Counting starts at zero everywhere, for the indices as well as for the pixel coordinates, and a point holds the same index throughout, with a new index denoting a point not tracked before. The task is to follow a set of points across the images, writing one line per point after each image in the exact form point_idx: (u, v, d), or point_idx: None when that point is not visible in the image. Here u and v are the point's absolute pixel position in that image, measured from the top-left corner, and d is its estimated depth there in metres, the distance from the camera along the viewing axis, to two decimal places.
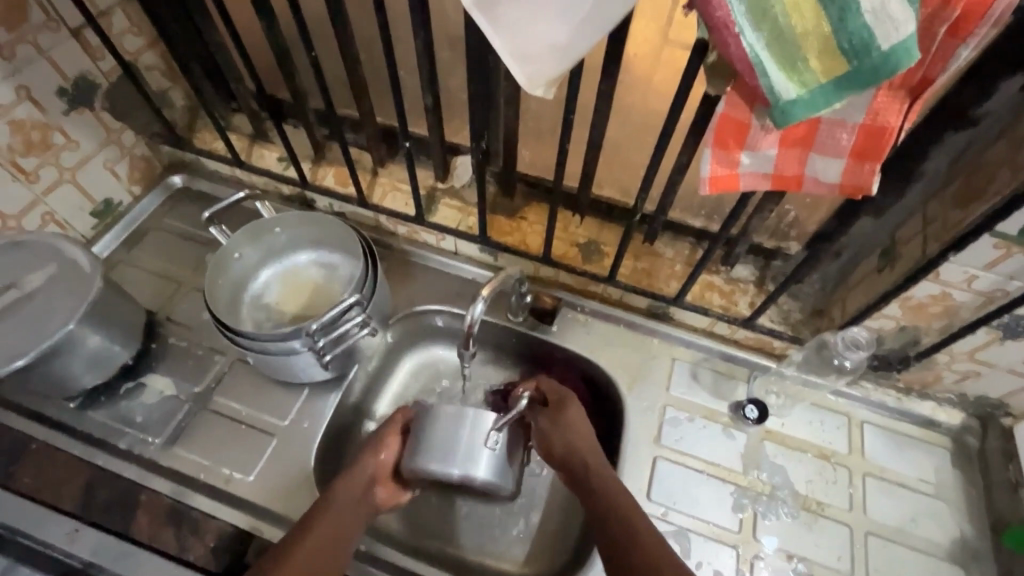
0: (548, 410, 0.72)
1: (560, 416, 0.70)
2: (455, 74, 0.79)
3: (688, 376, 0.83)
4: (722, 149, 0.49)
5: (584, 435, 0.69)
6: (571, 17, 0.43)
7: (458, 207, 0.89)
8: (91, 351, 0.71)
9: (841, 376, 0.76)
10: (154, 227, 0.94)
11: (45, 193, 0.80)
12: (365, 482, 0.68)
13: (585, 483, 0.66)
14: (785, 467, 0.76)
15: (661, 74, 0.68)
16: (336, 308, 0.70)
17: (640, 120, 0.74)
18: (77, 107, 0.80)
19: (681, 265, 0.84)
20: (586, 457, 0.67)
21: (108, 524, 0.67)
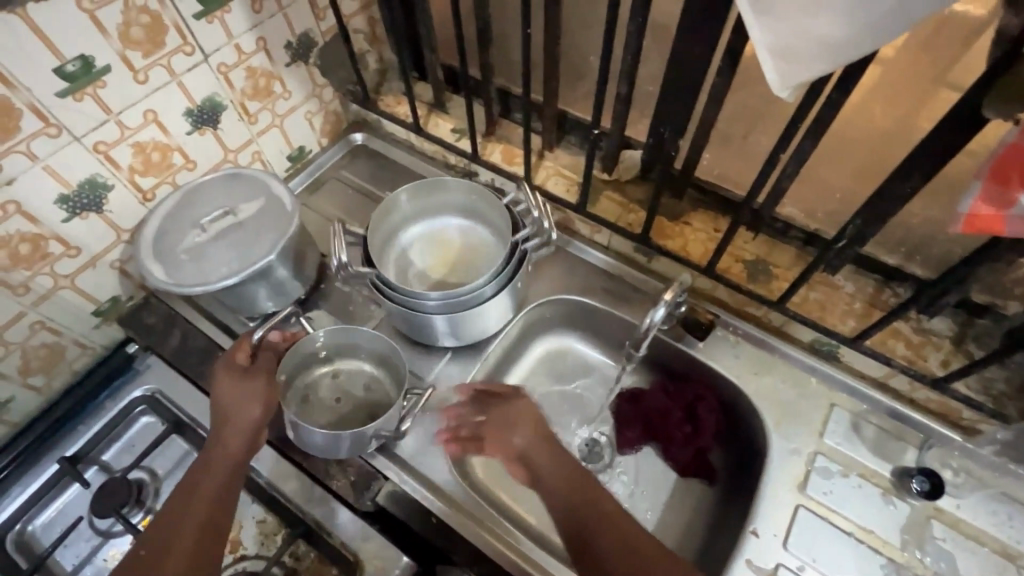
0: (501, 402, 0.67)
1: (504, 407, 0.66)
2: (650, 66, 0.77)
3: (847, 426, 0.75)
4: (999, 183, 0.42)
5: (542, 429, 0.64)
6: (860, 21, 0.39)
7: (619, 202, 0.87)
8: (278, 280, 0.78)
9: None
10: (333, 178, 1.02)
11: (259, 134, 0.89)
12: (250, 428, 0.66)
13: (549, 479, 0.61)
14: (954, 555, 0.66)
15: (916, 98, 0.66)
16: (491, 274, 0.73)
17: (880, 128, 0.69)
18: (297, 60, 0.88)
19: (862, 304, 0.75)
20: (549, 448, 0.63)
21: (270, 436, 0.74)
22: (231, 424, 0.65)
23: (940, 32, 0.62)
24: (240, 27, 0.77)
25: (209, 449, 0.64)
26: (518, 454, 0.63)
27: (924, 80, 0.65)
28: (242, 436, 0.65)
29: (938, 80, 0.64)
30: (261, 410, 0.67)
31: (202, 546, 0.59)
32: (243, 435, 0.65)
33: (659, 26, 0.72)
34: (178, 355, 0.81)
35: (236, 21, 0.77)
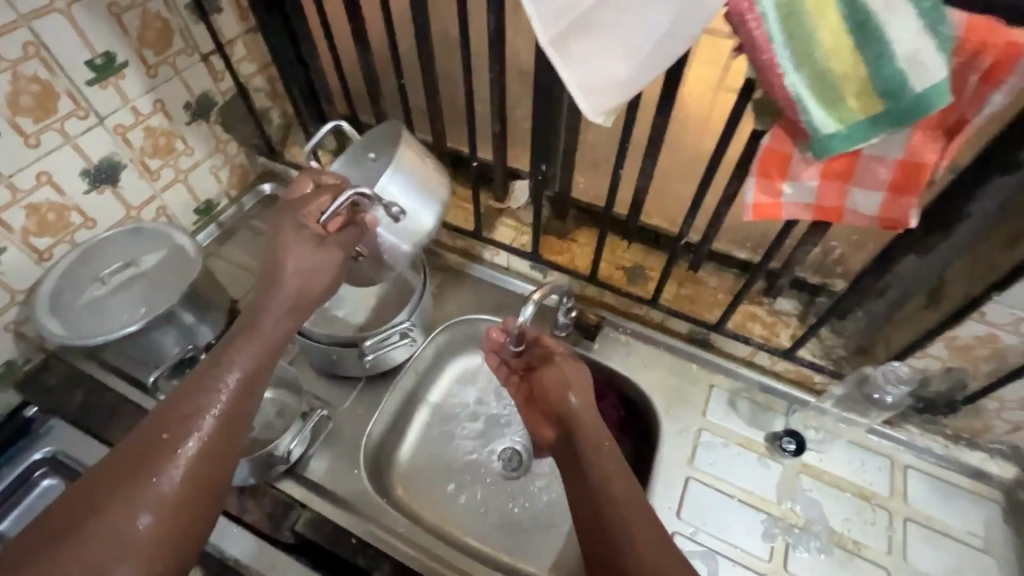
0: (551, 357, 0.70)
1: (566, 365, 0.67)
2: (521, 106, 0.88)
3: (725, 403, 0.84)
4: (765, 178, 0.53)
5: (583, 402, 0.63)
6: (636, 55, 0.49)
7: (513, 226, 0.96)
8: (185, 325, 0.80)
9: (879, 413, 0.75)
10: (243, 227, 1.06)
11: (162, 189, 0.92)
12: (303, 279, 0.60)
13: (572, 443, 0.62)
14: (821, 502, 0.75)
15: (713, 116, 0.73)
16: (384, 332, 0.78)
17: (697, 136, 0.77)
18: (197, 119, 0.93)
19: (723, 294, 0.87)
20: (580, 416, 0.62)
21: None
22: (285, 280, 0.59)
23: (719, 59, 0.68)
24: (135, 91, 0.82)
25: (254, 318, 0.58)
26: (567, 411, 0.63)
27: (712, 84, 0.70)
28: (275, 302, 0.59)
29: (719, 87, 0.70)
30: (318, 263, 0.61)
31: (212, 455, 0.52)
32: (296, 285, 0.60)
33: (522, 72, 0.84)
34: (83, 413, 0.80)
35: (131, 85, 0.81)
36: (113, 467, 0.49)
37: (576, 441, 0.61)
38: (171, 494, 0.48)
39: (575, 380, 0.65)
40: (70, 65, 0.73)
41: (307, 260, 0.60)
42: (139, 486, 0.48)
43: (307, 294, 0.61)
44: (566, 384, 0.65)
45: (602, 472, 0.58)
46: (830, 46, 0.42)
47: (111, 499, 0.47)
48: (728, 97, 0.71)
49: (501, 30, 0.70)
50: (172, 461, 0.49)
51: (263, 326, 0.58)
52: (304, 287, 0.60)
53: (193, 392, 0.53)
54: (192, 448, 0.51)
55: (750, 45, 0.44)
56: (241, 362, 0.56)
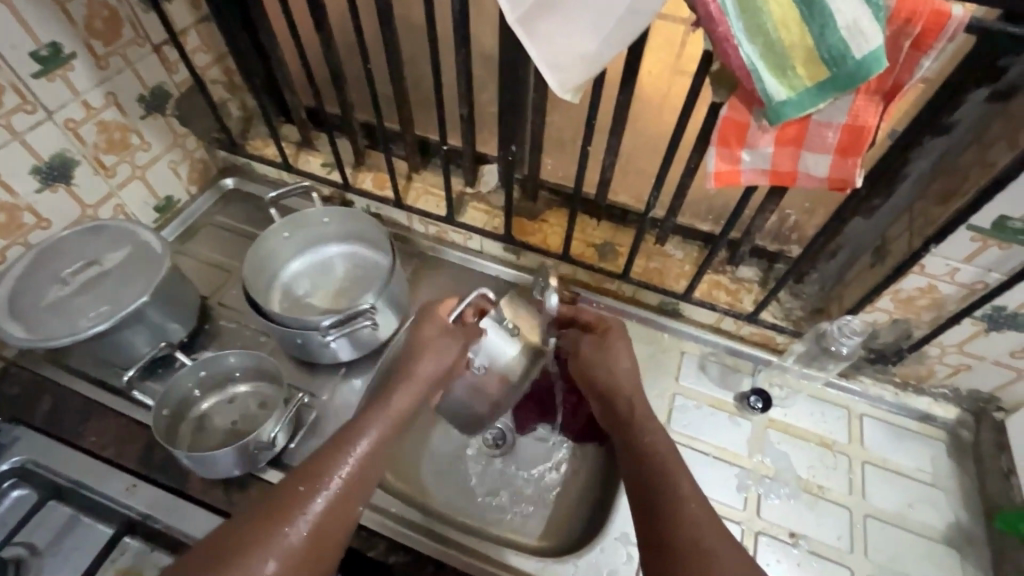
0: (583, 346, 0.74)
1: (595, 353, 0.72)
2: (487, 90, 0.89)
3: (696, 367, 0.89)
4: (725, 147, 0.57)
5: (626, 380, 0.69)
6: (599, 32, 0.51)
7: (485, 210, 0.97)
8: (154, 323, 0.78)
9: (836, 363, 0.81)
10: (207, 224, 1.03)
11: (119, 187, 0.89)
12: (426, 382, 0.65)
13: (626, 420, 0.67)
14: (788, 453, 0.81)
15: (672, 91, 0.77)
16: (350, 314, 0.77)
17: (657, 114, 0.80)
18: (152, 113, 0.90)
19: (690, 265, 0.91)
20: (626, 399, 0.68)
21: (163, 480, 0.73)
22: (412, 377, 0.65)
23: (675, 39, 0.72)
24: (85, 83, 0.79)
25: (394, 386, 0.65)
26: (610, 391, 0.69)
27: (667, 66, 0.75)
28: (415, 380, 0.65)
29: (674, 70, 0.75)
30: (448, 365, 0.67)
31: (329, 530, 0.54)
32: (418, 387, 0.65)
33: (486, 56, 0.85)
34: (50, 420, 0.77)
35: (80, 78, 0.78)
36: (255, 515, 0.53)
37: (622, 411, 0.67)
38: (300, 543, 0.52)
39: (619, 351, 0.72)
40: (14, 57, 0.70)
41: (434, 365, 0.66)
42: (271, 541, 0.51)
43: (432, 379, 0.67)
44: (617, 362, 0.71)
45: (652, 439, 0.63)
46: (779, 19, 0.45)
47: (241, 549, 0.50)
48: (684, 78, 0.75)
49: (465, 12, 0.71)
50: (299, 520, 0.53)
51: (396, 398, 0.64)
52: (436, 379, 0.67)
53: (332, 456, 0.58)
54: (320, 518, 0.54)
55: (706, 19, 0.46)
56: (374, 442, 0.61)
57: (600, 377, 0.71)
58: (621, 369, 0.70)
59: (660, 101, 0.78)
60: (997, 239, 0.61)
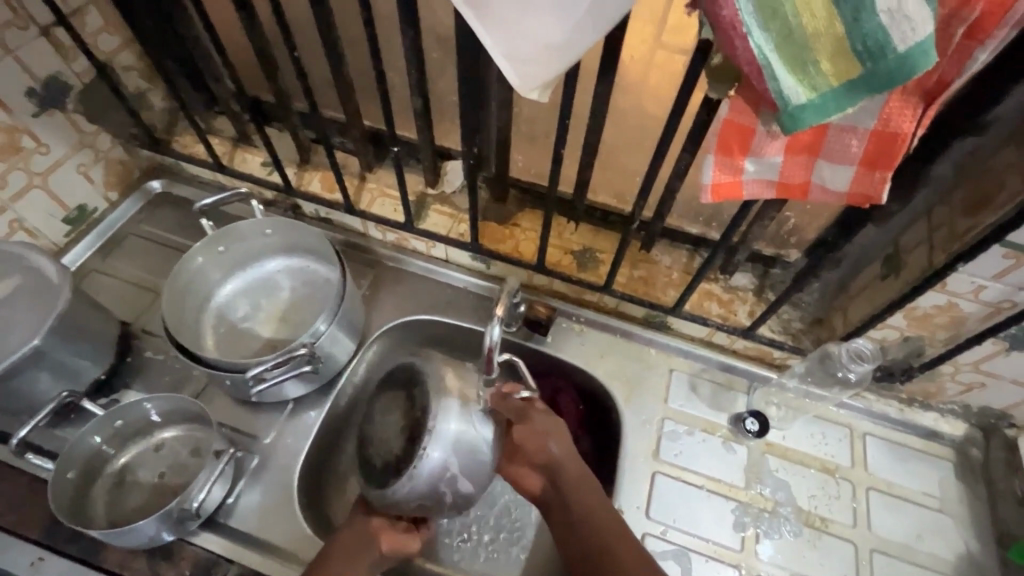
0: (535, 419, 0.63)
1: (546, 424, 0.63)
2: (445, 77, 0.77)
3: (686, 388, 0.80)
4: (726, 156, 0.46)
5: (568, 452, 0.63)
6: (567, 15, 0.40)
7: (449, 214, 0.86)
8: (58, 364, 0.67)
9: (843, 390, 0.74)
10: (131, 234, 0.90)
11: (13, 199, 0.76)
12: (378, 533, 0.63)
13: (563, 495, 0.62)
14: (787, 482, 0.74)
15: (658, 76, 0.66)
16: (280, 355, 0.66)
17: (640, 100, 0.69)
18: (47, 109, 0.76)
19: (678, 273, 0.82)
20: (571, 471, 0.62)
21: (75, 551, 0.62)
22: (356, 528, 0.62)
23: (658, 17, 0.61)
24: None
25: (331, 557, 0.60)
26: (552, 463, 0.62)
27: (649, 36, 0.63)
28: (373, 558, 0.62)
29: (655, 43, 0.63)
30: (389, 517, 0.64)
31: None
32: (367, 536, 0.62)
33: (442, 37, 0.73)
34: None
35: None
36: None
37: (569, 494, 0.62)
38: None
39: (556, 426, 0.64)
40: None
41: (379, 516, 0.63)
42: None
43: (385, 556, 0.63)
44: (554, 440, 0.63)
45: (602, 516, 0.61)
46: None
47: None
48: (669, 53, 0.64)
49: None
50: None
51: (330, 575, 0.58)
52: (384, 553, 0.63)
53: None
54: None
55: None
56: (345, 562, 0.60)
57: (537, 450, 0.63)
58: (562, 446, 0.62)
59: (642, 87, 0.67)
60: None
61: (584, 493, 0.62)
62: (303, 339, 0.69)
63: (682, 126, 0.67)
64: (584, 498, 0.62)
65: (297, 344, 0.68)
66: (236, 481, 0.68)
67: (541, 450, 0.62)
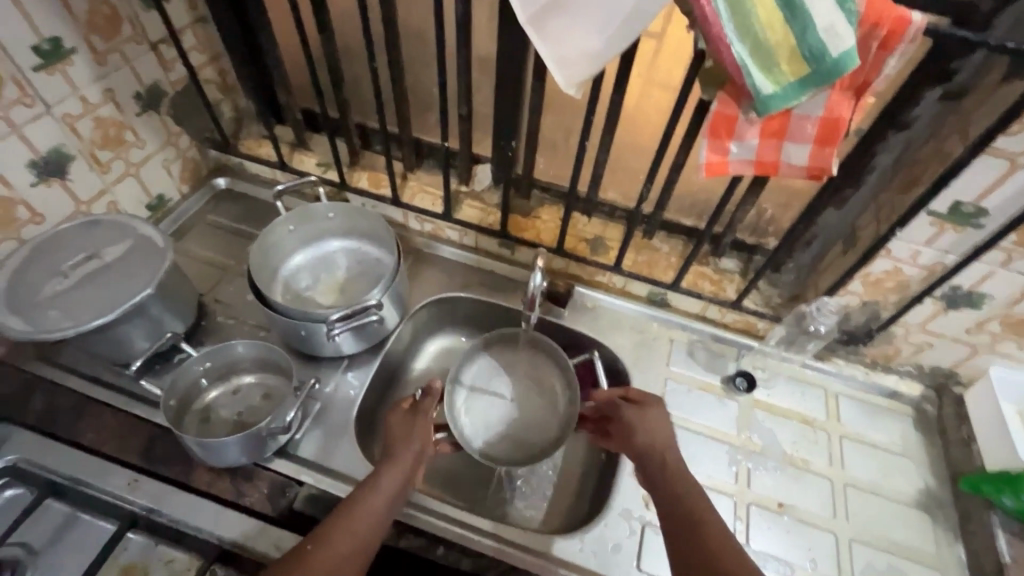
0: (624, 407, 0.73)
1: (636, 413, 0.71)
2: (483, 91, 0.93)
3: (685, 355, 0.94)
4: (716, 139, 0.62)
5: (661, 435, 0.69)
6: (604, 31, 0.55)
7: (480, 207, 1.00)
8: (154, 317, 0.78)
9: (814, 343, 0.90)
10: (200, 223, 1.03)
11: (113, 183, 0.88)
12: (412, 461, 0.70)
13: (655, 478, 0.67)
14: (773, 430, 0.86)
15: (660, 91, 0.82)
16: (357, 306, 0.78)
17: (647, 120, 0.86)
18: (148, 110, 0.90)
19: (677, 258, 0.96)
20: (665, 450, 0.68)
21: (167, 473, 0.72)
22: (402, 457, 0.69)
23: (652, 49, 0.77)
24: (83, 78, 0.78)
25: (377, 477, 0.67)
26: (642, 449, 0.69)
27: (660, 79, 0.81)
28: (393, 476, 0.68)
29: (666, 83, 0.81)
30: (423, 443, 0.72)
31: None
32: (406, 466, 0.69)
33: (483, 59, 0.89)
34: (42, 417, 0.75)
35: (79, 73, 0.78)
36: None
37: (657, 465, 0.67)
38: None
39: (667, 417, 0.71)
40: (15, 50, 0.69)
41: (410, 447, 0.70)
42: None
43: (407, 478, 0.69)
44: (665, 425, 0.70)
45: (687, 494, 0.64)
46: (766, 20, 0.51)
47: None
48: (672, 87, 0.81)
49: (467, 16, 0.75)
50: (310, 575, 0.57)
51: (376, 492, 0.66)
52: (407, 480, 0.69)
53: (338, 524, 0.62)
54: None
55: (702, 21, 0.52)
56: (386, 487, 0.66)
57: (633, 436, 0.70)
58: (657, 427, 0.69)
59: (645, 100, 0.83)
60: (953, 223, 0.68)
61: (678, 478, 0.65)
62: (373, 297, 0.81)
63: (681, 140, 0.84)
64: (672, 478, 0.65)
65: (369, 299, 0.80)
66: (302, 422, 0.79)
67: (639, 435, 0.69)
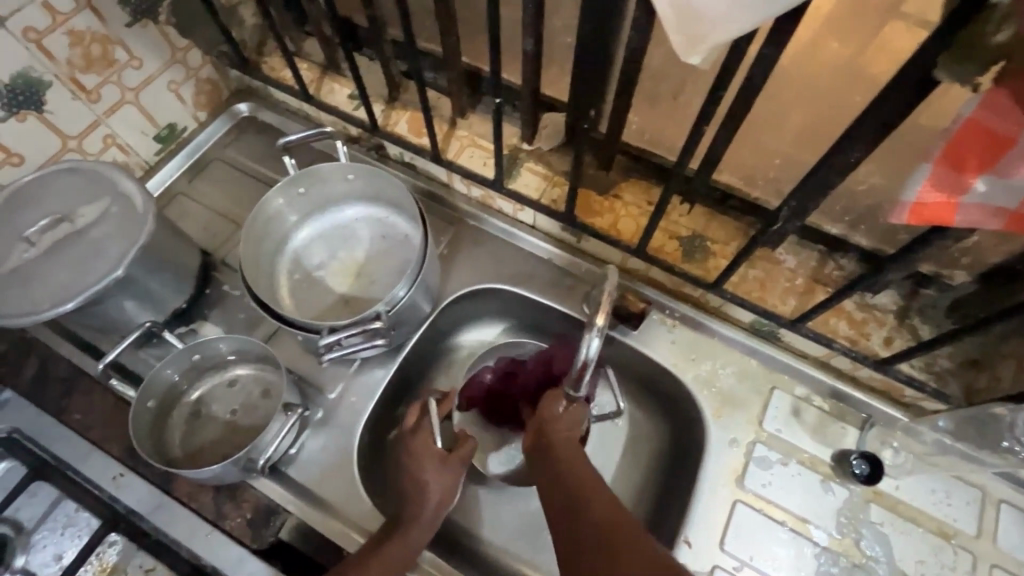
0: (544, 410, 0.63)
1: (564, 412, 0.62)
2: (563, 13, 0.65)
3: (787, 412, 0.70)
4: (952, 168, 0.35)
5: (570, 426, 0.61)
6: None
7: (543, 174, 0.77)
8: (143, 293, 0.66)
9: (1000, 461, 0.61)
10: (217, 158, 0.87)
11: (107, 114, 0.74)
12: (434, 508, 0.62)
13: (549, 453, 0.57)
14: (890, 538, 0.64)
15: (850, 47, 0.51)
16: (352, 327, 0.61)
17: (823, 77, 0.55)
18: (141, 20, 0.72)
19: (803, 280, 0.69)
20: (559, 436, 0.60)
21: (150, 475, 0.65)
22: (424, 509, 0.61)
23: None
24: None
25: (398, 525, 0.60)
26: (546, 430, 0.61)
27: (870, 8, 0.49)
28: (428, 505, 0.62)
29: (892, 13, 0.49)
30: (444, 496, 0.63)
31: None
32: (428, 518, 0.61)
33: None
34: (35, 387, 0.69)
35: None
36: None
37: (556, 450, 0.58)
38: None
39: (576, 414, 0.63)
40: None
41: (439, 490, 0.62)
42: None
43: (444, 506, 0.63)
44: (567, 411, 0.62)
45: (607, 512, 0.47)
46: None
47: None
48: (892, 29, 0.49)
49: None
50: None
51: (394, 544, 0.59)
52: (441, 502, 0.63)
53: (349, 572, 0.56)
54: None
55: None
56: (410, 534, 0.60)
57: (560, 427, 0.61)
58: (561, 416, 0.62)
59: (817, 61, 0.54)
60: None
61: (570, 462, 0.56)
62: (377, 310, 0.62)
63: (896, 134, 0.53)
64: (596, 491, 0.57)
65: (371, 314, 0.62)
66: (302, 432, 0.68)
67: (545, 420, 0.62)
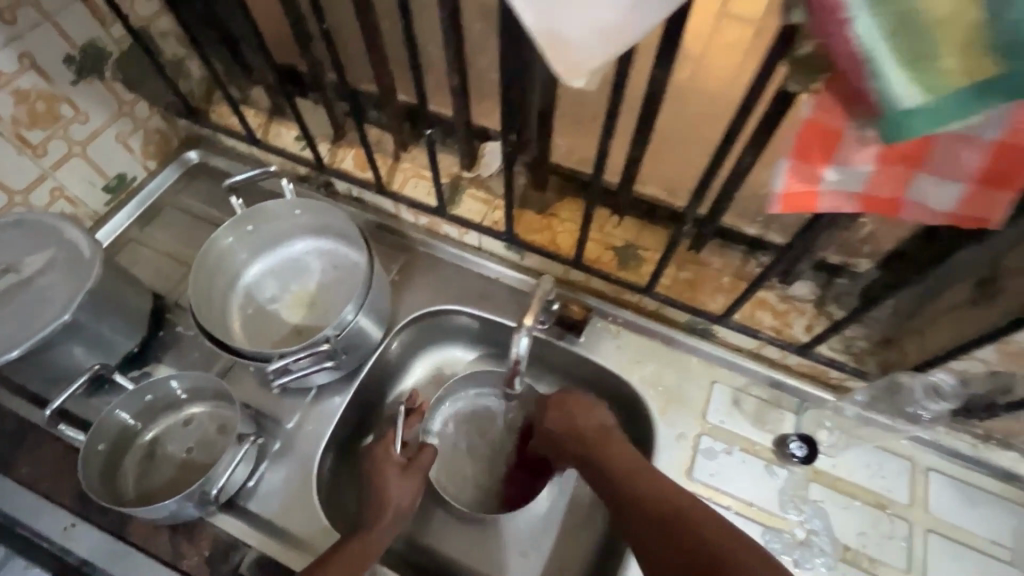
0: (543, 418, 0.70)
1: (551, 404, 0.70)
2: (487, 50, 0.71)
3: (728, 403, 0.74)
4: (804, 161, 0.40)
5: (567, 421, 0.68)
6: None
7: (484, 199, 0.82)
8: (92, 338, 0.67)
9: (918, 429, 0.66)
10: (169, 204, 0.89)
11: (54, 167, 0.76)
12: (395, 513, 0.63)
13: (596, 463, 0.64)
14: (830, 514, 0.68)
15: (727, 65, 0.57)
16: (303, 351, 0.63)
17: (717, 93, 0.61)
18: (86, 77, 0.75)
19: (729, 278, 0.74)
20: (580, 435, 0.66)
21: (104, 521, 0.64)
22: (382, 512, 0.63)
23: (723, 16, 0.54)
24: None
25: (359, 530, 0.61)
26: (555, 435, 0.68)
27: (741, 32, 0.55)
28: (387, 513, 0.63)
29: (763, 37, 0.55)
30: (405, 502, 0.65)
31: None
32: (389, 517, 0.63)
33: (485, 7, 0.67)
34: None
35: None
36: None
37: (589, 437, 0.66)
38: None
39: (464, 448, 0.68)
40: None
41: (400, 495, 0.64)
42: None
43: (404, 516, 0.64)
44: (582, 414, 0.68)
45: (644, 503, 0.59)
46: None
47: None
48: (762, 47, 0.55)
49: None
50: None
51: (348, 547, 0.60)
52: (399, 513, 0.64)
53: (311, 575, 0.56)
54: None
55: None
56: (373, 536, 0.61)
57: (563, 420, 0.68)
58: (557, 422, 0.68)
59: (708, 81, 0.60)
60: None
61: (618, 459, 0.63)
62: (326, 333, 0.65)
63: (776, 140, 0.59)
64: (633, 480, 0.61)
65: (321, 337, 0.64)
66: (258, 462, 0.68)
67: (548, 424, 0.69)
